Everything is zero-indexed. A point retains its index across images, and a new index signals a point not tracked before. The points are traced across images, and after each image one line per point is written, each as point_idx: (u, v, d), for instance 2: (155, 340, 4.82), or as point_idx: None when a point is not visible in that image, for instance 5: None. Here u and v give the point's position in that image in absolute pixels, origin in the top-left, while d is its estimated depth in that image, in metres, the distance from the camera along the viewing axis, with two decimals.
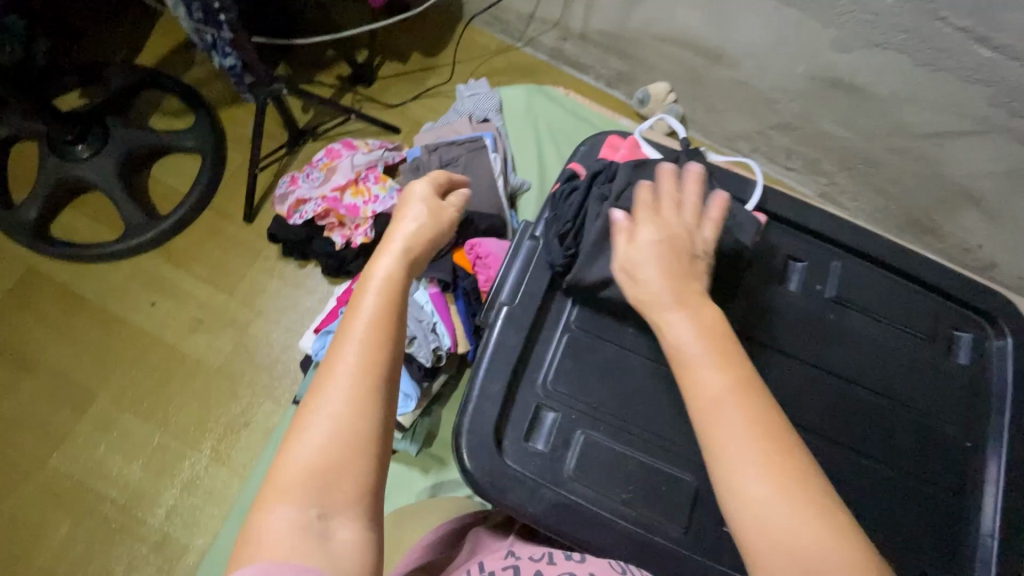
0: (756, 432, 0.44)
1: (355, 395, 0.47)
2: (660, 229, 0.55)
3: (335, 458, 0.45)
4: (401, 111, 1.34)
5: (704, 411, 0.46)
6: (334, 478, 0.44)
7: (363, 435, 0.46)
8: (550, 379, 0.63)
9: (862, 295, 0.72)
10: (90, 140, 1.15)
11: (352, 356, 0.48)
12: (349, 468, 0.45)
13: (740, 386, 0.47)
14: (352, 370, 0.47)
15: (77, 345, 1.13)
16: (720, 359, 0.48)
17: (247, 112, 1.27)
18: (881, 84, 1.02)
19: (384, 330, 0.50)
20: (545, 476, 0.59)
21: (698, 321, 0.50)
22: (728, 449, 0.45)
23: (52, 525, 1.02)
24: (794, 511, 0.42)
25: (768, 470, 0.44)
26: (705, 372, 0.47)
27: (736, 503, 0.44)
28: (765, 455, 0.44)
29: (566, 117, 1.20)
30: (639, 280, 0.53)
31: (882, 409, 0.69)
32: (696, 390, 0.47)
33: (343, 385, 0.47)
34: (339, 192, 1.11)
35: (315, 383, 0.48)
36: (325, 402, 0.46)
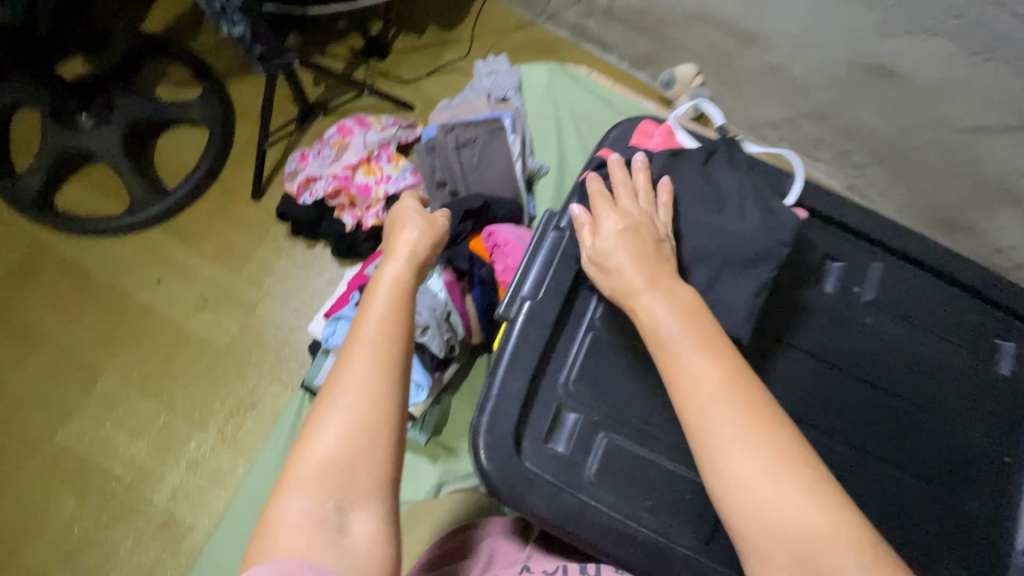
0: (731, 402, 0.46)
1: (369, 390, 0.46)
2: (621, 218, 0.57)
3: (349, 453, 0.44)
4: (415, 87, 1.29)
5: (683, 387, 0.48)
6: (350, 472, 0.44)
7: (380, 430, 0.45)
8: (572, 379, 0.60)
9: (898, 299, 0.69)
10: (93, 109, 1.11)
11: (365, 352, 0.48)
12: (365, 462, 0.44)
13: (721, 362, 0.49)
14: (365, 367, 0.47)
15: (82, 320, 1.11)
16: (700, 338, 0.50)
17: (256, 84, 1.23)
18: (925, 72, 0.97)
19: (395, 327, 0.50)
20: (565, 480, 0.57)
21: (672, 300, 0.52)
22: (710, 424, 0.46)
23: (56, 501, 1.01)
24: (779, 478, 0.44)
25: (754, 441, 0.45)
26: (689, 352, 0.49)
27: (721, 475, 0.45)
28: (748, 427, 0.45)
29: (588, 99, 1.15)
30: (608, 269, 0.56)
31: (916, 418, 0.66)
32: (674, 366, 0.50)
33: (357, 377, 0.46)
34: (351, 171, 1.07)
35: (329, 381, 0.47)
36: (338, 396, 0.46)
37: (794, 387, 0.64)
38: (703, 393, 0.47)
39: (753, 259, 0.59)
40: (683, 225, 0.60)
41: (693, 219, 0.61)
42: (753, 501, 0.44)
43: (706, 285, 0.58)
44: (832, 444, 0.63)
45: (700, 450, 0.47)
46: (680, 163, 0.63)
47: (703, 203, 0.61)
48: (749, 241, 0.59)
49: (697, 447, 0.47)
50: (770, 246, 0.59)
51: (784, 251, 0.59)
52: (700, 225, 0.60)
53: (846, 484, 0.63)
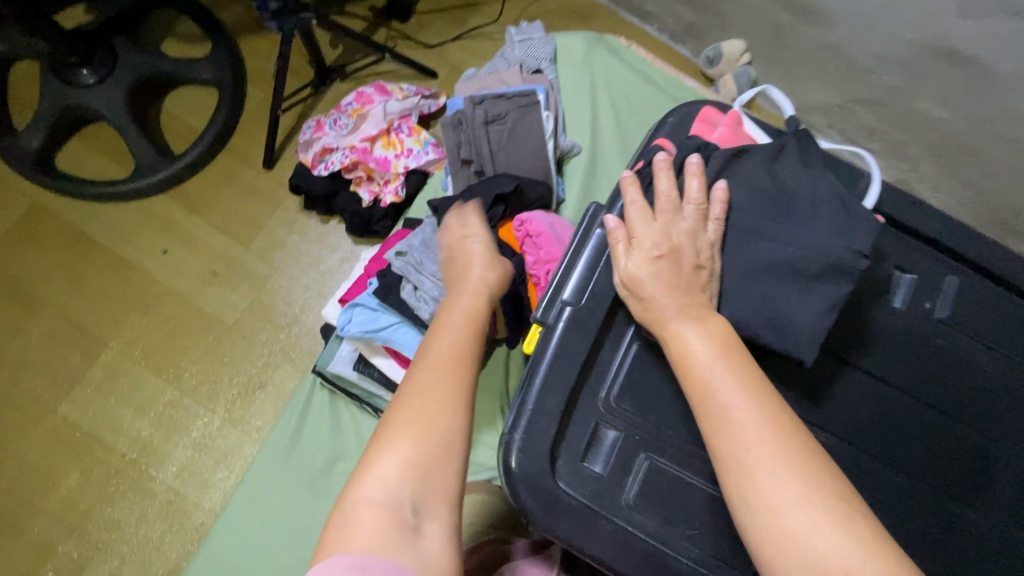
0: (772, 441, 0.42)
1: (448, 399, 0.51)
2: (658, 238, 0.52)
3: (426, 456, 0.47)
4: (440, 52, 1.20)
5: (716, 424, 0.44)
6: (426, 474, 0.47)
7: (454, 439, 0.49)
8: (614, 393, 0.55)
9: (976, 318, 0.61)
10: (95, 64, 1.03)
11: (443, 367, 0.53)
12: (439, 468, 0.47)
13: (749, 386, 0.44)
14: (445, 377, 0.52)
15: (85, 288, 1.06)
16: (728, 360, 0.46)
17: (270, 43, 1.15)
18: (1004, 59, 0.86)
19: (468, 349, 0.56)
20: (602, 505, 0.52)
21: (707, 329, 0.48)
22: (740, 453, 0.42)
23: (59, 473, 0.98)
24: (818, 513, 0.39)
25: (789, 472, 0.41)
26: (717, 375, 0.45)
27: (750, 508, 0.41)
28: (782, 456, 0.41)
29: (627, 73, 1.06)
30: (640, 296, 0.51)
31: (986, 448, 0.59)
32: (705, 403, 0.45)
33: (437, 386, 0.51)
34: (370, 143, 1.00)
35: (409, 388, 0.52)
36: (419, 402, 0.50)
37: (851, 411, 0.58)
38: (733, 420, 0.43)
39: (825, 272, 0.51)
40: (745, 234, 0.54)
41: (758, 225, 0.53)
42: (787, 537, 0.39)
43: (770, 299, 0.52)
44: (893, 476, 0.57)
45: (732, 487, 0.42)
46: (746, 157, 0.56)
47: (768, 210, 0.54)
48: (821, 251, 0.51)
49: (724, 478, 0.43)
50: (846, 258, 0.51)
51: (862, 263, 0.51)
52: (764, 233, 0.53)
53: (909, 521, 0.56)
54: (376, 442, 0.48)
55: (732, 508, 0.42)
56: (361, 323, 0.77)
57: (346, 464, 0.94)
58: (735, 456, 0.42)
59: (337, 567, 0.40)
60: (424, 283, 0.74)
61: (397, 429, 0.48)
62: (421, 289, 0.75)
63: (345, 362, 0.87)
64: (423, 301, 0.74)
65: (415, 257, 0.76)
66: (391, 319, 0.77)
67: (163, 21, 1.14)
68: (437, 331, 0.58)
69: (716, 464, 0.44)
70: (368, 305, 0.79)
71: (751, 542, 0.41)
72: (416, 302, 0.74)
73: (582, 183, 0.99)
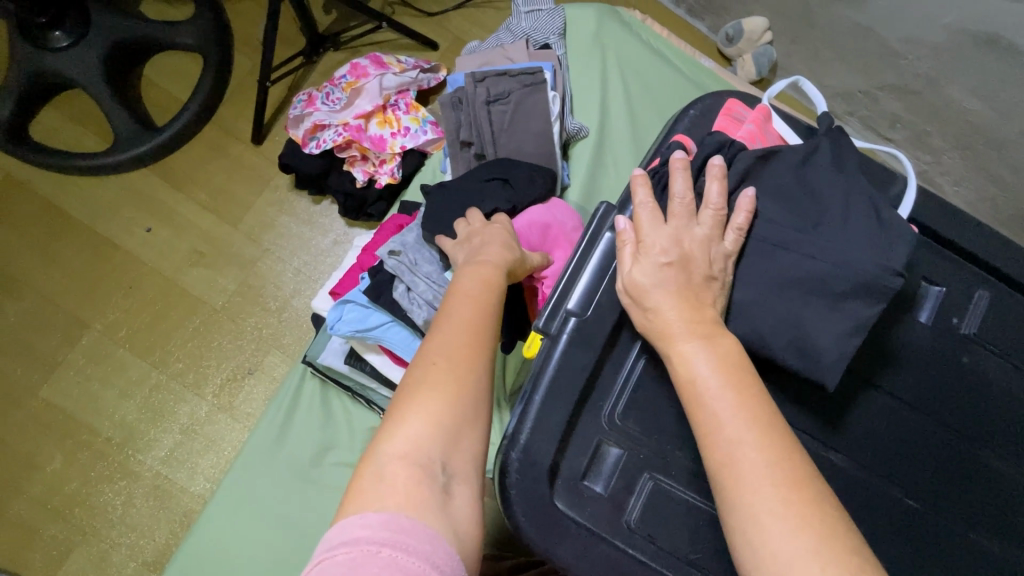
0: (778, 478, 0.38)
1: (477, 360, 0.47)
2: (669, 246, 0.48)
3: (452, 417, 0.44)
4: (441, 21, 1.13)
5: (720, 460, 0.40)
6: (454, 435, 0.44)
7: (480, 401, 0.46)
8: (618, 411, 0.52)
9: (1006, 336, 0.58)
10: (69, 26, 0.95)
11: (471, 326, 0.50)
12: (465, 430, 0.45)
13: (759, 420, 0.41)
14: (465, 337, 0.49)
15: (65, 266, 1.01)
16: (737, 387, 0.42)
17: (257, 6, 1.08)
18: None
19: (493, 311, 0.53)
20: (602, 527, 0.50)
21: (715, 350, 0.44)
22: (746, 497, 0.38)
23: (43, 457, 0.96)
24: (829, 566, 0.35)
25: (800, 521, 0.37)
26: (722, 404, 0.42)
27: (755, 556, 0.37)
28: (791, 502, 0.37)
29: (640, 49, 0.99)
30: (646, 307, 0.47)
31: (1005, 473, 0.56)
32: (708, 434, 0.41)
33: (458, 346, 0.48)
34: (364, 120, 0.93)
35: (425, 350, 0.48)
36: (441, 363, 0.46)
37: (867, 432, 0.55)
38: (741, 461, 0.39)
39: (853, 291, 0.47)
40: (766, 245, 0.50)
41: (783, 236, 0.49)
42: None
43: (794, 317, 0.48)
44: (906, 500, 0.54)
45: (732, 526, 0.39)
46: (773, 162, 0.52)
47: (795, 219, 0.50)
48: (848, 267, 0.47)
49: (728, 522, 0.40)
50: (877, 276, 0.47)
51: (897, 282, 0.46)
52: (789, 246, 0.49)
53: (921, 547, 0.53)
54: (401, 400, 0.45)
55: (734, 550, 0.39)
56: (351, 322, 0.73)
57: (336, 455, 0.91)
58: (740, 495, 0.39)
59: (372, 525, 0.36)
60: (418, 285, 0.71)
61: (426, 386, 0.45)
62: (415, 291, 0.71)
63: (336, 354, 0.83)
64: (416, 304, 0.71)
65: (409, 256, 0.72)
66: (383, 318, 0.73)
67: None
68: (461, 289, 0.54)
69: (719, 502, 0.40)
70: (360, 302, 0.74)
71: None
72: (409, 305, 0.71)
73: (587, 167, 0.93)
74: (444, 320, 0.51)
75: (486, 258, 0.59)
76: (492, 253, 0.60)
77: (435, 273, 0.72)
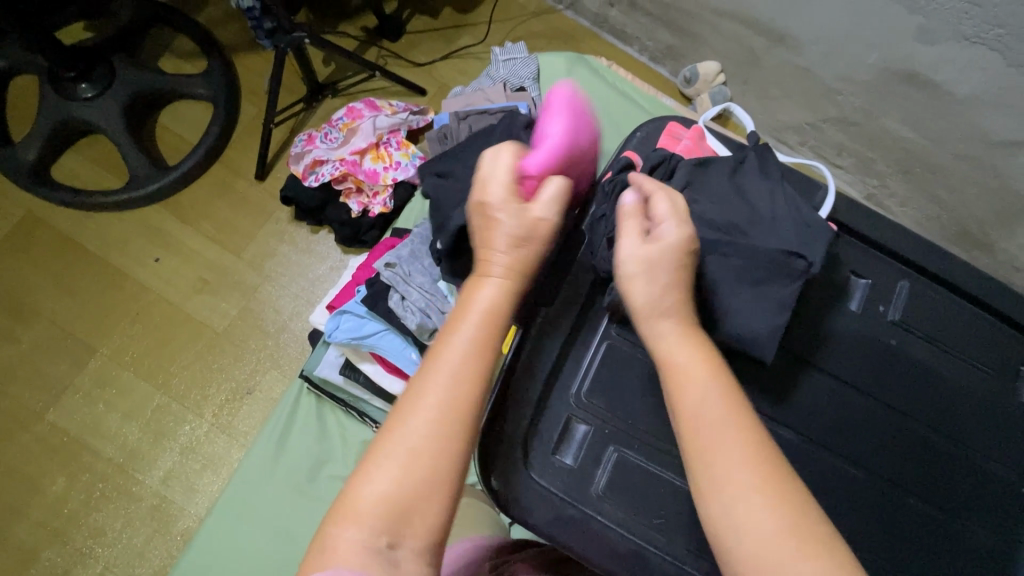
0: (752, 459, 0.41)
1: (453, 417, 0.42)
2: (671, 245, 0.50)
3: (415, 479, 0.41)
4: (428, 71, 1.26)
5: (698, 439, 0.42)
6: (413, 501, 0.40)
7: (448, 462, 0.41)
8: (585, 389, 0.58)
9: (929, 321, 0.65)
10: (94, 79, 1.08)
11: (453, 380, 0.43)
12: (426, 496, 0.41)
13: (733, 404, 0.43)
14: (443, 388, 0.43)
15: (77, 296, 1.08)
16: (715, 377, 0.45)
17: (262, 60, 1.19)
18: (962, 81, 0.90)
19: (490, 351, 0.45)
20: (572, 494, 0.55)
21: (692, 342, 0.47)
22: (721, 474, 0.41)
23: (46, 479, 0.99)
24: (793, 539, 0.38)
25: (773, 499, 0.39)
26: (699, 386, 0.44)
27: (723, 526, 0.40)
28: (766, 481, 0.40)
29: (606, 90, 1.11)
30: (648, 286, 0.48)
31: (937, 443, 0.62)
32: (688, 417, 0.43)
33: (433, 398, 0.42)
34: (359, 156, 1.03)
35: (406, 394, 0.44)
36: (411, 416, 0.42)
37: (811, 408, 0.61)
38: (715, 438, 0.42)
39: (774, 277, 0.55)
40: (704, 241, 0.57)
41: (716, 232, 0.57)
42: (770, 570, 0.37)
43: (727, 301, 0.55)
44: (849, 469, 0.60)
45: (707, 505, 0.41)
46: (707, 171, 0.61)
47: (729, 219, 0.58)
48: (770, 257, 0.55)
49: (703, 495, 0.41)
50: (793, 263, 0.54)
51: (810, 268, 0.55)
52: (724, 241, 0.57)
53: (865, 511, 0.59)
54: (369, 453, 0.42)
55: (711, 529, 0.41)
56: (348, 330, 0.80)
57: (331, 469, 0.95)
58: (719, 474, 0.41)
59: None
60: (412, 295, 0.78)
61: (391, 444, 0.41)
62: (409, 300, 0.78)
63: (331, 367, 0.89)
64: (410, 311, 0.77)
65: (404, 268, 0.79)
66: (377, 326, 0.80)
67: (161, 38, 1.19)
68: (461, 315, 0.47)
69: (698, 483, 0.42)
70: (356, 312, 0.82)
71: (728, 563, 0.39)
72: (403, 312, 0.77)
73: None
74: (432, 360, 0.45)
75: (500, 275, 0.48)
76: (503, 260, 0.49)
77: (428, 284, 0.78)
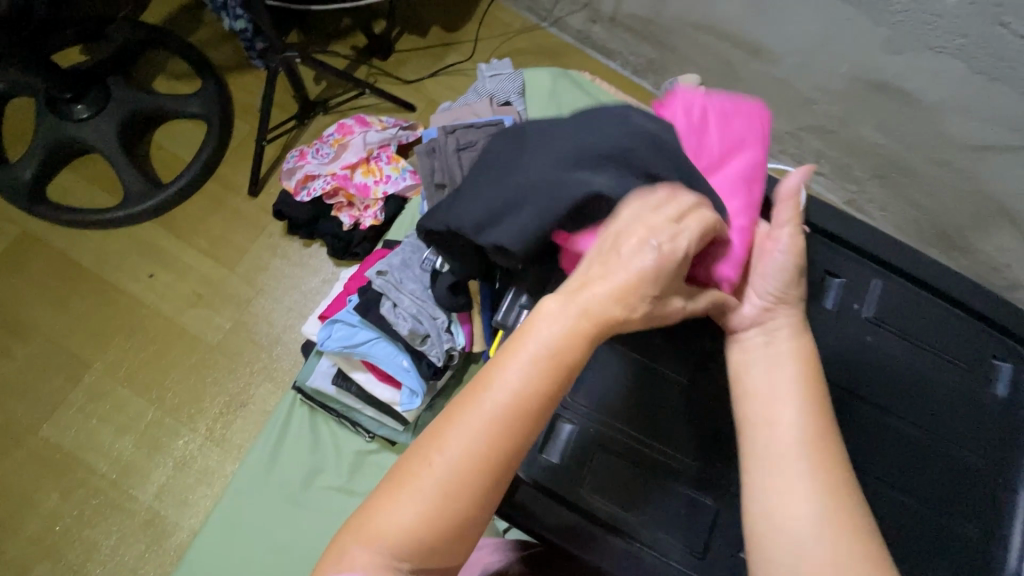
0: (809, 439, 0.46)
1: (488, 464, 0.41)
2: (785, 287, 0.52)
3: (441, 514, 0.40)
4: (417, 87, 1.30)
5: (770, 406, 0.48)
6: (435, 533, 0.40)
7: (477, 506, 0.41)
8: (569, 390, 0.60)
9: (902, 318, 0.67)
10: (90, 100, 1.10)
11: (493, 424, 0.41)
12: (448, 531, 0.41)
13: (808, 391, 0.48)
14: (483, 432, 0.41)
15: (71, 312, 1.09)
16: (800, 373, 0.49)
17: (255, 79, 1.22)
18: (930, 89, 0.94)
19: (540, 408, 0.41)
20: (559, 491, 0.58)
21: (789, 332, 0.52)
22: (782, 442, 0.47)
23: (39, 495, 0.99)
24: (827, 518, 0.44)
25: (818, 474, 0.45)
26: (777, 378, 0.49)
27: (771, 498, 0.45)
28: (818, 461, 0.46)
29: (590, 104, 1.15)
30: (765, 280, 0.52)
31: (913, 436, 0.64)
32: (762, 384, 0.49)
33: (472, 440, 0.41)
34: (350, 170, 1.06)
35: (444, 421, 0.42)
36: (447, 453, 0.41)
37: None
38: (781, 415, 0.47)
39: None
40: None
41: None
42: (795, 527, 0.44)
43: None
44: None
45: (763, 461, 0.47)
46: None
47: None
48: None
49: (757, 451, 0.47)
50: None
51: None
52: None
53: None
54: (399, 470, 0.42)
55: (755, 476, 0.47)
56: (340, 339, 0.82)
57: (324, 480, 0.96)
58: (779, 439, 0.47)
59: None
60: (403, 301, 0.80)
61: (422, 475, 0.41)
62: (400, 307, 0.80)
63: (324, 377, 0.90)
64: (401, 317, 0.79)
65: (395, 276, 0.81)
66: (369, 334, 0.82)
67: (156, 60, 1.22)
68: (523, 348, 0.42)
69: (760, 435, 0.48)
70: (348, 321, 0.83)
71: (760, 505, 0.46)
72: (395, 318, 0.79)
73: None
74: (478, 396, 0.41)
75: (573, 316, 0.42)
76: (596, 299, 0.43)
77: (419, 291, 0.80)
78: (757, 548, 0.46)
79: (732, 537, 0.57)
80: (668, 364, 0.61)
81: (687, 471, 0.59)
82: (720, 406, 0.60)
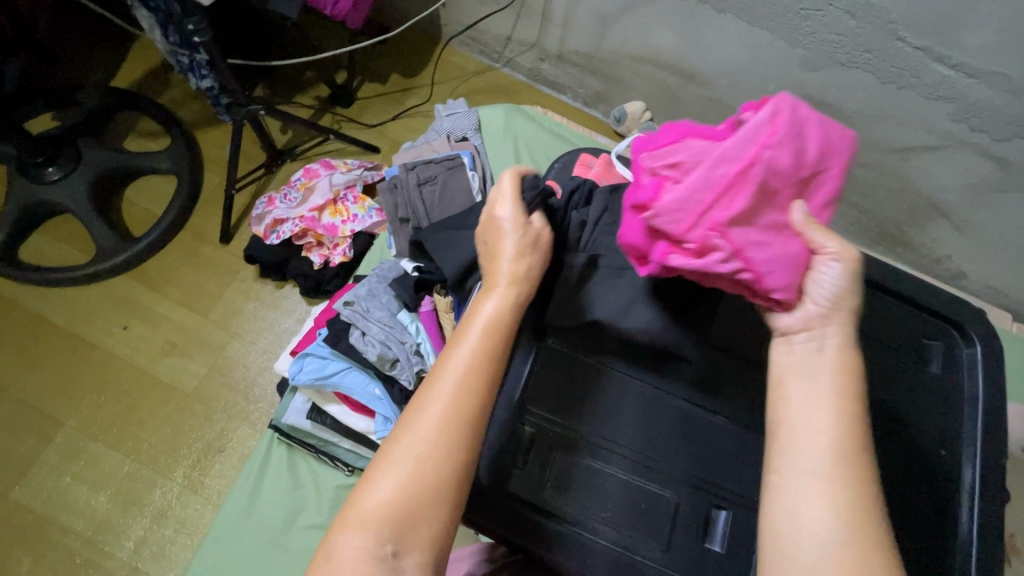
0: (839, 450, 0.44)
1: (454, 428, 0.48)
2: (841, 296, 0.50)
3: (416, 488, 0.47)
4: (380, 131, 1.36)
5: (801, 411, 0.46)
6: (412, 507, 0.46)
7: (448, 471, 0.48)
8: (527, 398, 0.63)
9: None
10: (60, 162, 1.13)
11: (453, 399, 0.49)
12: (425, 503, 0.47)
13: (845, 403, 0.46)
14: (443, 408, 0.49)
15: (44, 372, 1.09)
16: (841, 384, 0.47)
17: (223, 132, 1.28)
18: (847, 100, 1.03)
19: (491, 372, 0.51)
20: (525, 496, 0.60)
21: (836, 342, 0.49)
22: (805, 448, 0.45)
23: (11, 560, 0.97)
24: (839, 528, 0.42)
25: (835, 488, 0.43)
26: (812, 384, 0.47)
27: (795, 504, 0.44)
28: (846, 477, 0.43)
29: (542, 134, 1.22)
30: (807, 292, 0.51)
31: None
32: (792, 390, 0.48)
33: (436, 416, 0.49)
34: (317, 212, 1.10)
35: (409, 409, 0.50)
36: (416, 431, 0.48)
37: None
38: (813, 421, 0.45)
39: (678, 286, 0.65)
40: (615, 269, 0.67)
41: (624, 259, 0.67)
42: (799, 530, 0.43)
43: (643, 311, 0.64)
44: None
45: (781, 461, 0.46)
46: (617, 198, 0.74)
47: None
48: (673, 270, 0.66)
49: (777, 450, 0.47)
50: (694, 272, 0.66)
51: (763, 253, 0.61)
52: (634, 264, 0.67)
53: None
54: (377, 463, 0.49)
55: (770, 472, 0.46)
56: (311, 371, 0.84)
57: (305, 518, 0.95)
58: (803, 445, 0.45)
59: None
60: (371, 328, 0.82)
61: (395, 455, 0.48)
62: (369, 334, 0.82)
63: (298, 413, 0.92)
64: (370, 344, 0.81)
65: (362, 305, 0.84)
66: (340, 365, 0.84)
67: (126, 121, 1.27)
68: (473, 326, 0.53)
69: (788, 436, 0.46)
70: (319, 354, 0.86)
71: (767, 502, 0.46)
72: (364, 346, 0.81)
73: None
74: (437, 375, 0.51)
75: (500, 289, 0.55)
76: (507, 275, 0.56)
77: (386, 317, 0.83)
78: (772, 553, 0.44)
79: (692, 526, 0.60)
80: (620, 366, 0.64)
81: (644, 466, 0.61)
82: (671, 402, 0.63)
